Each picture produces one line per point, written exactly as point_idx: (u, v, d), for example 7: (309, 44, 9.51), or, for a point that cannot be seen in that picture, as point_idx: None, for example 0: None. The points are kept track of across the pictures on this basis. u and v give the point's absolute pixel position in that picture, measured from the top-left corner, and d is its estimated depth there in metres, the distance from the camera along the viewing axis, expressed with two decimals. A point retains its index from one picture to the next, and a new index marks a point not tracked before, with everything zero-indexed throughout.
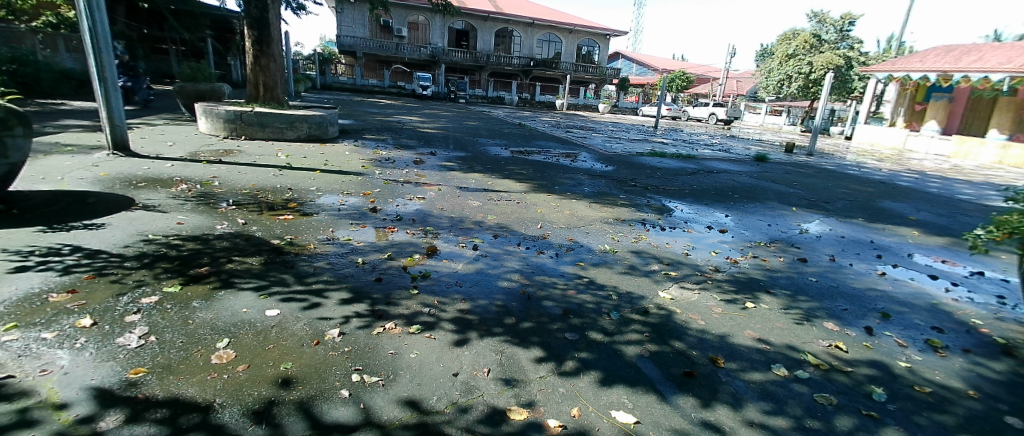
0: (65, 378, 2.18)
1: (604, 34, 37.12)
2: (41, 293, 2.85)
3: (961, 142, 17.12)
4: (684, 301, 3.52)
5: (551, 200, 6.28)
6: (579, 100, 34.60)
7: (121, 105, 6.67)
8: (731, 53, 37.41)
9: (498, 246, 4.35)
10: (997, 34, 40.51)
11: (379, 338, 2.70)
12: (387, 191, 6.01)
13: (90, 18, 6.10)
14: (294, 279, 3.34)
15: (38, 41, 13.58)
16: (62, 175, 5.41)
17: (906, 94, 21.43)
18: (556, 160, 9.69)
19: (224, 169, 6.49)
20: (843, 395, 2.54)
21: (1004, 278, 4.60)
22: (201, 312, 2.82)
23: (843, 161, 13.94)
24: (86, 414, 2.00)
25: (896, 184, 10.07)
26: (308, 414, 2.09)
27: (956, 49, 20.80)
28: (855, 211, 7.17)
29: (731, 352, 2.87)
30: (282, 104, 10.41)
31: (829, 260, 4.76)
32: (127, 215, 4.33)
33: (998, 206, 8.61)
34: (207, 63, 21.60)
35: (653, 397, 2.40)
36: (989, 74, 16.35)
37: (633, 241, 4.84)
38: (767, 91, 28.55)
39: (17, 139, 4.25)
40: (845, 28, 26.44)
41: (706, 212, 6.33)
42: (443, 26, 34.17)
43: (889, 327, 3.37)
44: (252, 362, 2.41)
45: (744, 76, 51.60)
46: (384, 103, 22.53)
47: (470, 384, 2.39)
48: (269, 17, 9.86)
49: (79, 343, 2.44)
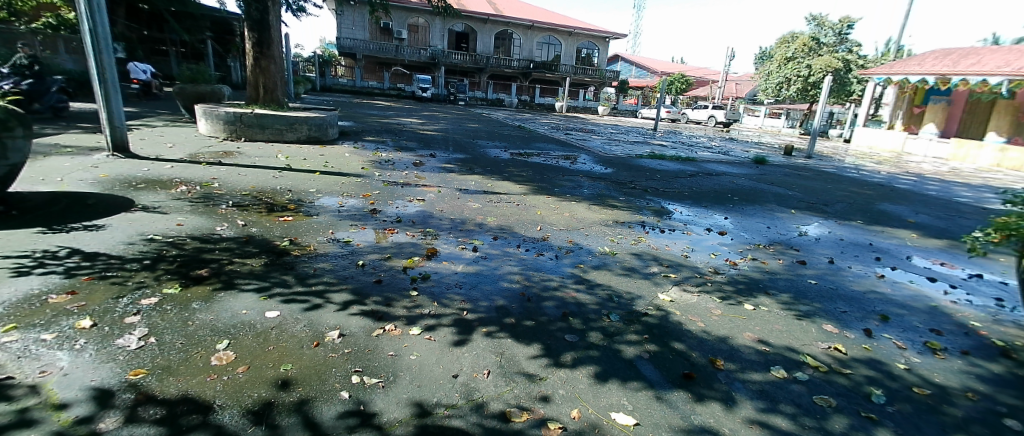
0: (65, 379, 2.18)
1: (604, 37, 37.20)
2: (41, 294, 2.86)
3: (959, 145, 17.20)
4: (683, 303, 3.53)
5: (551, 202, 6.28)
6: (578, 103, 34.73)
7: (122, 106, 6.66)
8: (731, 56, 37.55)
9: (498, 248, 4.35)
10: (995, 38, 40.61)
11: (379, 339, 2.70)
12: (387, 193, 6.00)
13: (90, 19, 6.09)
14: (296, 280, 3.35)
15: (38, 42, 13.71)
16: (62, 177, 5.41)
17: (904, 97, 21.71)
18: (556, 162, 9.69)
19: (224, 170, 6.49)
20: (841, 397, 2.54)
21: (1002, 281, 4.61)
22: (201, 313, 2.82)
23: (842, 163, 13.96)
24: (85, 415, 2.00)
25: (895, 187, 10.08)
26: (307, 415, 2.10)
27: (954, 52, 20.87)
28: (854, 214, 7.18)
29: (731, 354, 2.87)
30: (282, 106, 10.41)
31: (828, 263, 4.77)
32: (127, 216, 4.34)
33: (996, 209, 8.62)
34: (207, 65, 21.66)
35: (653, 398, 2.40)
36: (987, 78, 16.41)
37: (632, 243, 4.85)
38: (767, 93, 28.70)
39: (17, 140, 4.25)
40: (844, 31, 26.56)
41: (705, 214, 6.35)
42: (442, 29, 34.28)
43: (888, 329, 3.38)
44: (251, 363, 2.41)
45: (744, 79, 51.61)
46: (383, 106, 22.65)
47: (469, 386, 2.38)
48: (269, 19, 9.88)
49: (79, 344, 2.44)
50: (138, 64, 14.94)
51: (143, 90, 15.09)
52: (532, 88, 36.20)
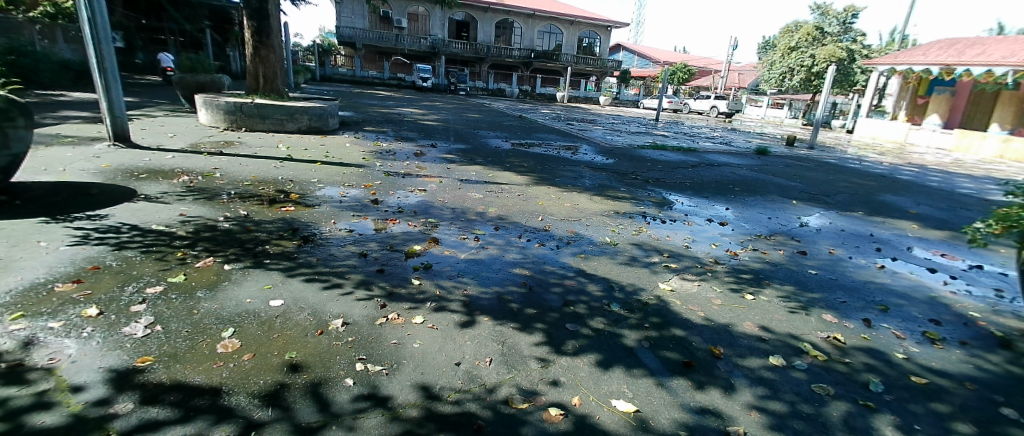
0: (74, 366, 2.21)
1: (606, 26, 36.90)
2: (46, 283, 2.88)
3: (962, 136, 17.12)
4: (684, 292, 3.54)
5: (551, 192, 6.29)
6: (580, 93, 34.67)
7: (121, 96, 6.63)
8: (733, 46, 37.28)
9: (499, 238, 4.37)
10: (997, 30, 40.24)
11: (381, 328, 2.73)
12: (388, 184, 6.01)
13: (89, 8, 6.04)
14: (303, 266, 3.42)
15: (36, 31, 13.84)
16: (63, 167, 5.41)
17: (908, 87, 21.31)
18: (557, 152, 9.67)
19: (225, 161, 6.48)
20: (839, 385, 2.56)
21: (1002, 271, 4.63)
22: (206, 302, 2.84)
23: (844, 154, 13.94)
24: (98, 399, 2.03)
25: (897, 178, 10.06)
26: (316, 400, 2.13)
27: (959, 42, 20.66)
28: (855, 205, 7.18)
29: (729, 341, 2.89)
30: (282, 95, 10.39)
31: (828, 253, 4.79)
32: (129, 207, 4.35)
33: (998, 200, 8.61)
34: (207, 54, 21.60)
35: (653, 386, 2.42)
36: (992, 68, 16.19)
37: (633, 233, 4.86)
38: (769, 84, 28.62)
39: (18, 130, 4.25)
40: (848, 20, 26.44)
41: (706, 205, 6.34)
42: (443, 18, 34.01)
43: (887, 319, 3.40)
44: (257, 351, 2.43)
45: (747, 69, 51.19)
46: (383, 95, 22.59)
47: (472, 373, 2.41)
48: (268, 7, 9.78)
49: (86, 332, 2.46)
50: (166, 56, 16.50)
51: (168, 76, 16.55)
52: (532, 77, 36.07)
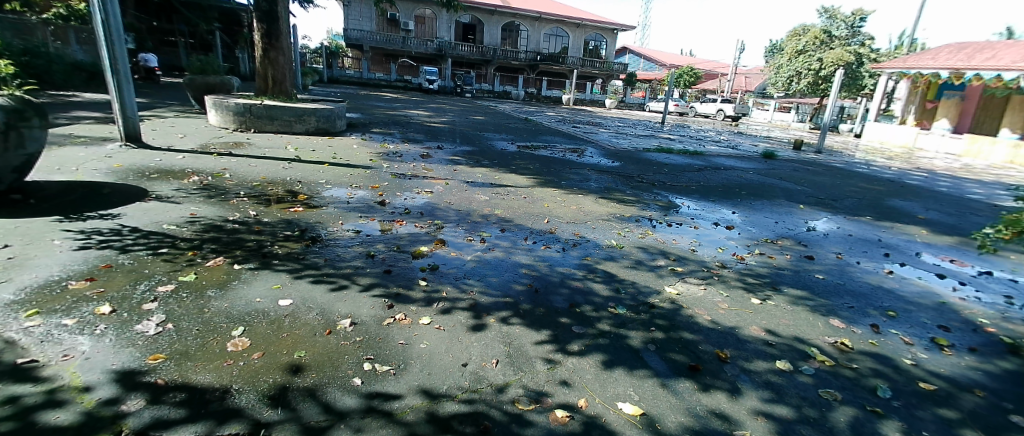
0: (88, 363, 2.25)
1: (612, 29, 36.90)
2: (60, 280, 2.94)
3: (972, 141, 16.98)
4: (690, 296, 3.54)
5: (557, 195, 6.32)
6: (586, 95, 34.72)
7: (133, 97, 6.73)
8: (740, 49, 37.12)
9: (505, 240, 4.39)
10: (1006, 34, 40.00)
11: (389, 328, 2.75)
12: (395, 185, 6.04)
13: (102, 9, 6.12)
14: (311, 267, 3.45)
15: (49, 32, 14.03)
16: (77, 166, 5.50)
17: (917, 92, 21.21)
18: (563, 155, 9.66)
19: (234, 161, 6.54)
20: (847, 391, 2.55)
21: (1012, 278, 4.57)
22: (215, 301, 2.87)
23: (851, 158, 13.89)
24: (109, 397, 2.06)
25: (905, 183, 9.98)
26: (321, 401, 2.14)
27: (969, 46, 20.50)
28: (863, 210, 7.13)
29: (736, 345, 2.89)
30: (290, 97, 10.48)
31: (836, 258, 4.77)
32: (140, 206, 4.41)
33: (1008, 205, 8.53)
34: (215, 56, 21.81)
35: (658, 388, 2.42)
36: (1002, 72, 15.99)
37: (639, 237, 4.88)
38: (777, 87, 28.65)
39: (34, 130, 4.33)
40: (857, 24, 25.52)
41: (713, 209, 6.33)
42: (450, 20, 34.11)
43: (896, 325, 3.38)
44: (266, 350, 2.46)
45: (754, 72, 50.93)
46: (390, 97, 22.71)
47: (478, 375, 2.42)
48: (278, 10, 9.87)
49: (99, 329, 2.51)
50: (145, 55, 16.69)
51: (149, 75, 16.90)
52: (538, 80, 36.10)
